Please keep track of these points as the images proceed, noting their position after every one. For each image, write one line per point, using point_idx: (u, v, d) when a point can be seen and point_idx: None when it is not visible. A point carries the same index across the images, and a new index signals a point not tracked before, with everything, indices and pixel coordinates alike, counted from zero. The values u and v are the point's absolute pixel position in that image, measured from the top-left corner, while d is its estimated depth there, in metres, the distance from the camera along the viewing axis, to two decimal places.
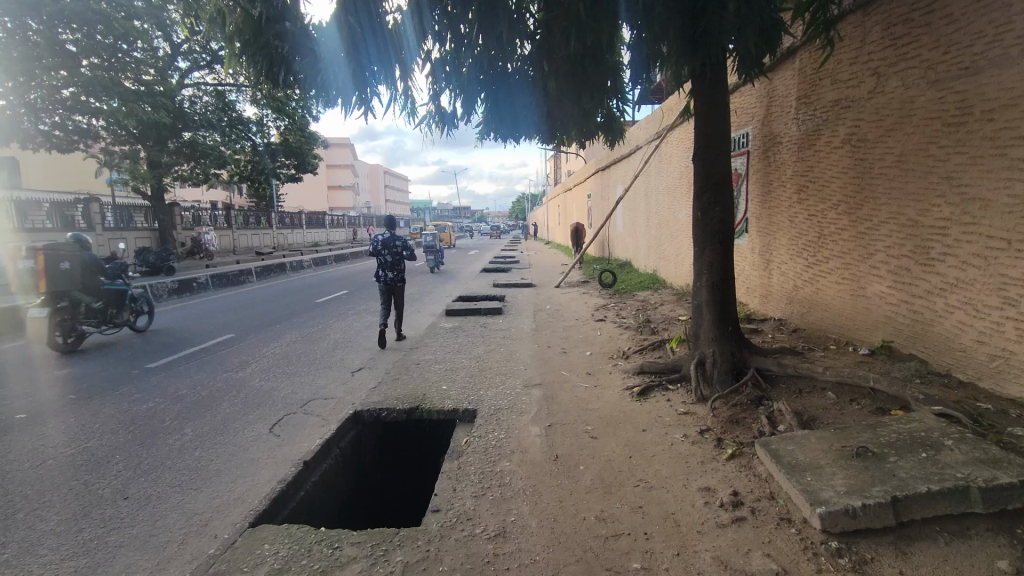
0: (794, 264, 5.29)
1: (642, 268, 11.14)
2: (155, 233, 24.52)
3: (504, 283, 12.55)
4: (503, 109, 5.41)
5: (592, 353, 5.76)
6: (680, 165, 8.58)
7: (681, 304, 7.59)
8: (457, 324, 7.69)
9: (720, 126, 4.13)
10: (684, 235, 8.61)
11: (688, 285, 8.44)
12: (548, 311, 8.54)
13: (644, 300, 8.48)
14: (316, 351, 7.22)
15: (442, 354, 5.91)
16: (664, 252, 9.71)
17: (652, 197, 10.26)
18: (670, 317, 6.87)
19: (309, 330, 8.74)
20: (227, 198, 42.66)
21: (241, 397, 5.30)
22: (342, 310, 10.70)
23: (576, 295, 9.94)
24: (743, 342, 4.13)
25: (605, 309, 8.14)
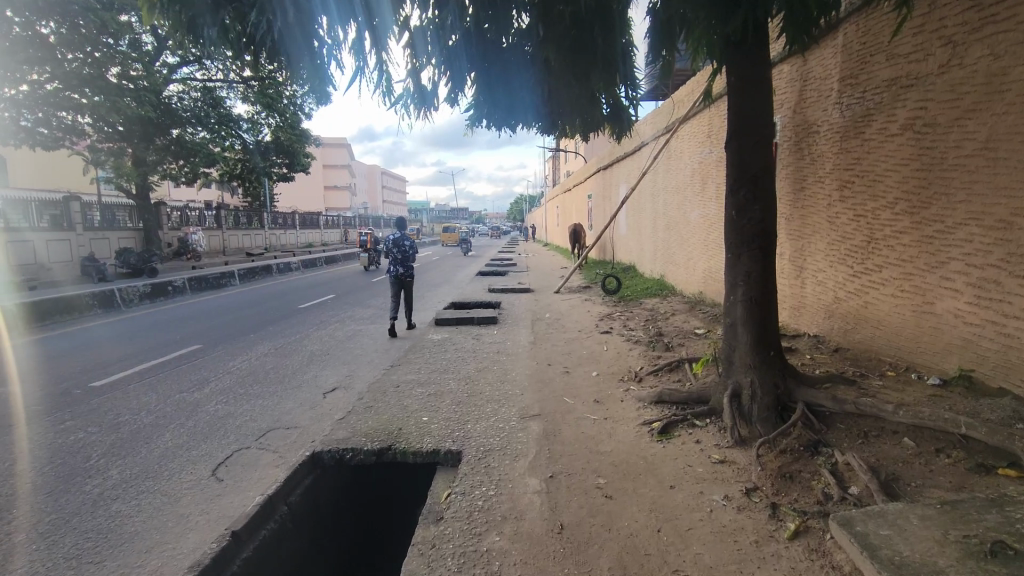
0: (835, 273, 4.54)
1: (648, 272, 10.42)
2: (141, 233, 23.69)
3: (500, 288, 11.79)
4: (496, 91, 4.65)
5: (598, 373, 5.02)
6: (693, 161, 7.86)
7: (695, 315, 6.86)
8: (447, 336, 6.93)
9: (760, 106, 3.38)
10: (697, 238, 7.88)
11: (701, 292, 7.71)
12: (546, 321, 7.79)
13: (652, 309, 7.74)
14: (288, 367, 6.44)
15: (428, 374, 5.15)
16: (673, 257, 8.98)
17: (660, 197, 9.53)
18: (684, 330, 6.13)
19: (286, 341, 7.94)
20: (219, 197, 41.72)
21: (190, 425, 4.54)
22: (324, 318, 9.91)
23: (577, 303, 9.20)
24: (787, 369, 3.39)
25: (611, 320, 7.39)
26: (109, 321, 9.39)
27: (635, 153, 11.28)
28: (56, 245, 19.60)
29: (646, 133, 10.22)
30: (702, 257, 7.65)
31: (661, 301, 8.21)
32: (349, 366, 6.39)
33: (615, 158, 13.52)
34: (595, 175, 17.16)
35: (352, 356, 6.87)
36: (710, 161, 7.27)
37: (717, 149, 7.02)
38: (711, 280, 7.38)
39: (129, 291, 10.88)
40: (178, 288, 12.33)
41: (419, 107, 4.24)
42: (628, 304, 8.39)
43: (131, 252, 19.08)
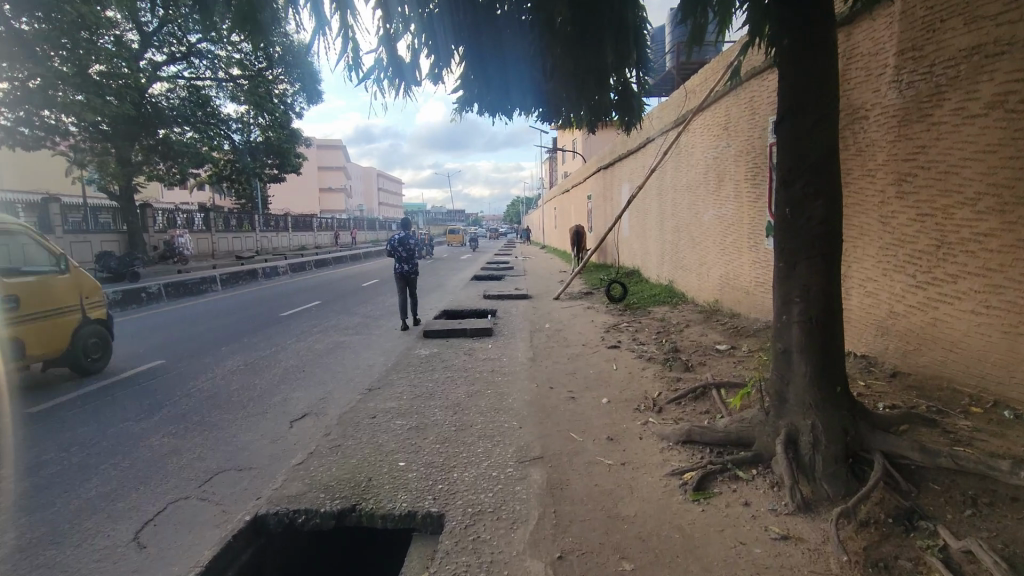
0: (890, 283, 3.84)
1: (654, 277, 9.71)
2: (124, 236, 22.88)
3: (496, 294, 11.07)
4: (487, 65, 3.91)
5: (610, 400, 4.29)
6: (707, 156, 7.16)
7: (713, 328, 6.14)
8: (436, 351, 6.20)
9: (823, 76, 2.65)
10: (711, 240, 7.17)
11: (717, 300, 7.00)
12: (546, 333, 7.07)
13: (663, 319, 7.02)
14: (256, 388, 5.69)
15: (411, 401, 4.41)
16: (683, 261, 8.26)
17: (669, 196, 8.82)
18: (704, 346, 5.41)
19: (260, 354, 7.19)
20: (210, 199, 40.87)
21: (124, 467, 3.80)
22: (305, 327, 9.16)
23: (579, 311, 8.48)
24: (855, 409, 2.68)
25: (618, 332, 6.67)
26: None
27: (641, 149, 10.57)
28: None
29: (654, 128, 9.52)
30: (718, 261, 6.94)
31: (671, 310, 7.49)
32: (324, 387, 5.65)
33: (618, 157, 12.82)
34: (596, 174, 16.47)
35: (331, 374, 6.13)
36: (727, 155, 6.55)
37: (735, 142, 6.33)
38: (728, 288, 6.68)
39: None
40: (152, 295, 11.54)
41: (395, 84, 3.52)
42: (635, 313, 7.67)
43: (112, 256, 18.30)
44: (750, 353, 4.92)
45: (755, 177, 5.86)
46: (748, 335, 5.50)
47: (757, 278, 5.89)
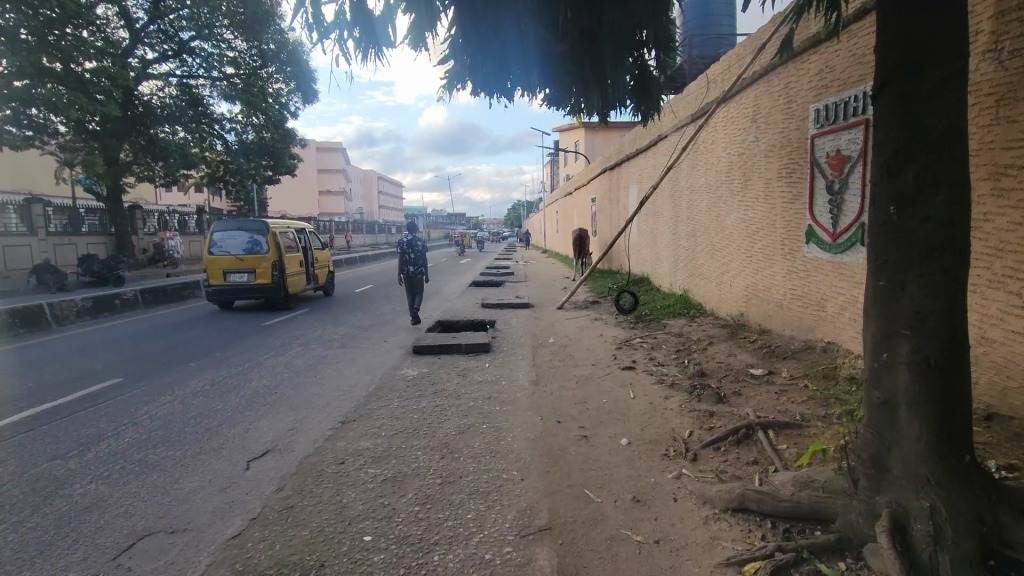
0: (980, 303, 3.10)
1: (666, 286, 8.98)
2: (112, 239, 22.18)
3: (495, 302, 10.33)
4: (482, 30, 3.18)
5: (630, 440, 3.56)
6: (731, 152, 6.44)
7: (740, 347, 5.41)
8: (427, 372, 5.46)
9: (950, 21, 1.90)
10: (735, 246, 6.44)
11: (741, 314, 6.27)
12: (551, 349, 6.35)
13: (681, 334, 6.29)
14: (217, 415, 4.94)
15: (391, 440, 3.67)
16: (701, 269, 7.54)
17: (684, 197, 8.10)
18: (733, 371, 4.68)
19: (232, 371, 6.46)
20: (206, 201, 40.15)
21: (29, 528, 3.05)
22: (287, 338, 8.43)
23: (586, 323, 7.74)
24: (991, 486, 1.93)
25: (631, 349, 5.94)
26: (29, 343, 7.87)
27: (652, 147, 9.85)
28: (16, 251, 18.11)
29: (668, 125, 8.80)
30: (743, 270, 6.22)
31: (689, 324, 6.76)
32: (296, 414, 4.91)
33: (626, 157, 12.11)
34: (601, 176, 15.74)
35: (306, 397, 5.40)
36: (756, 149, 5.82)
37: (766, 135, 5.60)
38: (755, 300, 5.96)
39: (64, 307, 9.31)
40: (128, 302, 10.77)
41: (361, 43, 2.79)
42: (648, 327, 6.93)
43: (96, 259, 17.64)
44: (791, 382, 4.17)
45: (791, 175, 5.13)
46: (784, 358, 4.76)
47: (793, 291, 5.14)
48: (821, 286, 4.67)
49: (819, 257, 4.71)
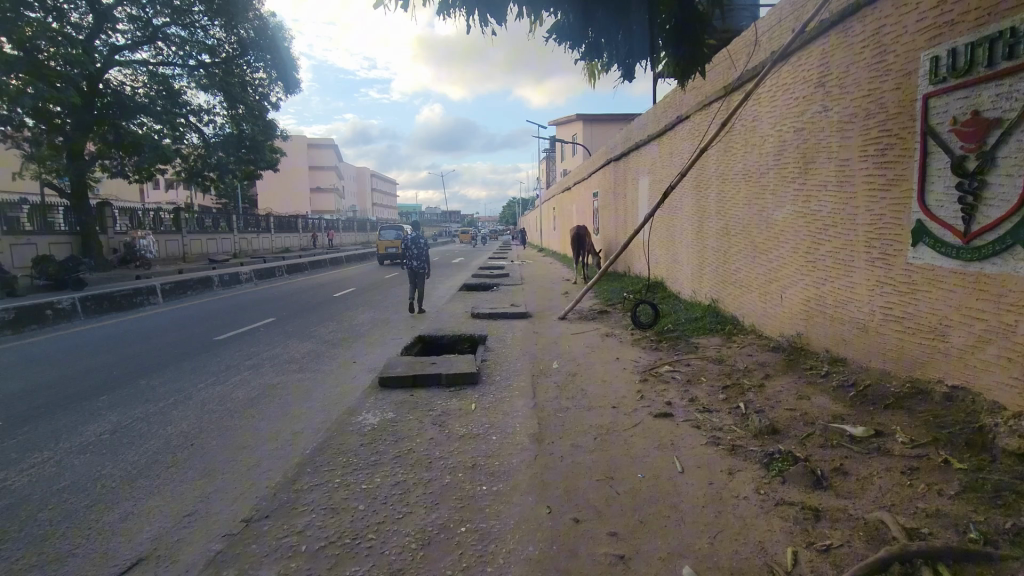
0: None
1: (688, 294, 7.68)
2: (77, 238, 20.73)
3: (488, 310, 8.99)
4: None
5: (699, 568, 2.20)
6: (784, 128, 5.12)
7: (809, 384, 4.08)
8: (393, 418, 4.09)
9: None
10: (787, 248, 5.12)
11: (797, 332, 4.97)
12: (556, 381, 4.99)
13: (721, 361, 4.97)
14: (95, 487, 3.55)
15: (311, 570, 2.32)
16: (736, 276, 6.21)
17: (713, 188, 6.77)
18: (818, 426, 3.33)
19: (149, 409, 5.07)
20: (189, 199, 38.59)
21: None
22: (237, 358, 7.03)
23: (596, 342, 6.41)
24: None
25: (661, 383, 4.59)
26: None
27: (670, 132, 8.52)
28: None
29: (691, 104, 7.48)
30: (800, 279, 4.89)
31: (728, 346, 5.41)
32: (205, 486, 3.52)
33: (635, 145, 10.79)
34: (604, 168, 14.43)
35: (229, 455, 4.01)
36: (824, 122, 4.48)
37: (841, 101, 4.25)
38: (817, 317, 4.65)
39: None
40: (62, 312, 9.32)
41: None
42: (676, 349, 5.59)
43: (52, 260, 16.20)
44: (917, 453, 2.82)
45: (885, 151, 3.79)
46: (883, 408, 3.42)
47: (887, 310, 3.81)
48: (941, 306, 3.33)
49: (936, 265, 3.37)
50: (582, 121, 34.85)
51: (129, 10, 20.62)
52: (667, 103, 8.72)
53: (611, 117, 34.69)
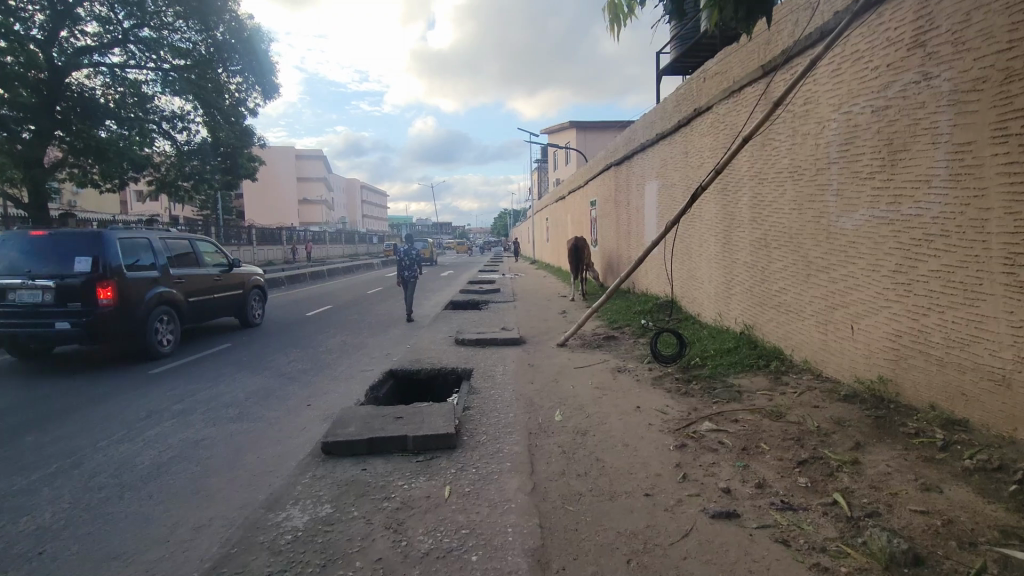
0: None
1: (712, 319, 6.50)
2: None
3: (475, 335, 7.77)
4: None
5: None
6: (855, 109, 3.95)
7: (926, 459, 2.87)
8: (327, 518, 2.81)
9: None
10: (860, 266, 3.93)
11: (876, 379, 3.77)
12: (562, 444, 3.73)
13: (779, 416, 3.75)
14: None
15: None
16: (780, 299, 5.00)
17: (746, 190, 5.58)
18: (989, 555, 2.10)
19: (13, 485, 3.76)
20: (169, 211, 37.17)
21: None
22: (164, 401, 5.72)
23: (608, 381, 5.19)
24: None
25: (707, 452, 3.35)
26: None
27: (686, 128, 7.37)
28: None
29: (715, 92, 6.35)
30: (883, 306, 3.70)
31: (780, 392, 4.19)
32: None
33: (640, 145, 9.63)
34: (603, 174, 13.30)
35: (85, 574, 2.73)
36: (926, 95, 3.33)
37: (957, 63, 3.09)
38: (913, 359, 3.45)
39: None
40: None
41: None
42: (713, 396, 4.36)
43: None
44: None
45: None
46: None
47: None
48: None
49: None
50: (576, 129, 33.88)
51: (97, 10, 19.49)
52: (680, 95, 7.57)
53: (605, 124, 33.74)
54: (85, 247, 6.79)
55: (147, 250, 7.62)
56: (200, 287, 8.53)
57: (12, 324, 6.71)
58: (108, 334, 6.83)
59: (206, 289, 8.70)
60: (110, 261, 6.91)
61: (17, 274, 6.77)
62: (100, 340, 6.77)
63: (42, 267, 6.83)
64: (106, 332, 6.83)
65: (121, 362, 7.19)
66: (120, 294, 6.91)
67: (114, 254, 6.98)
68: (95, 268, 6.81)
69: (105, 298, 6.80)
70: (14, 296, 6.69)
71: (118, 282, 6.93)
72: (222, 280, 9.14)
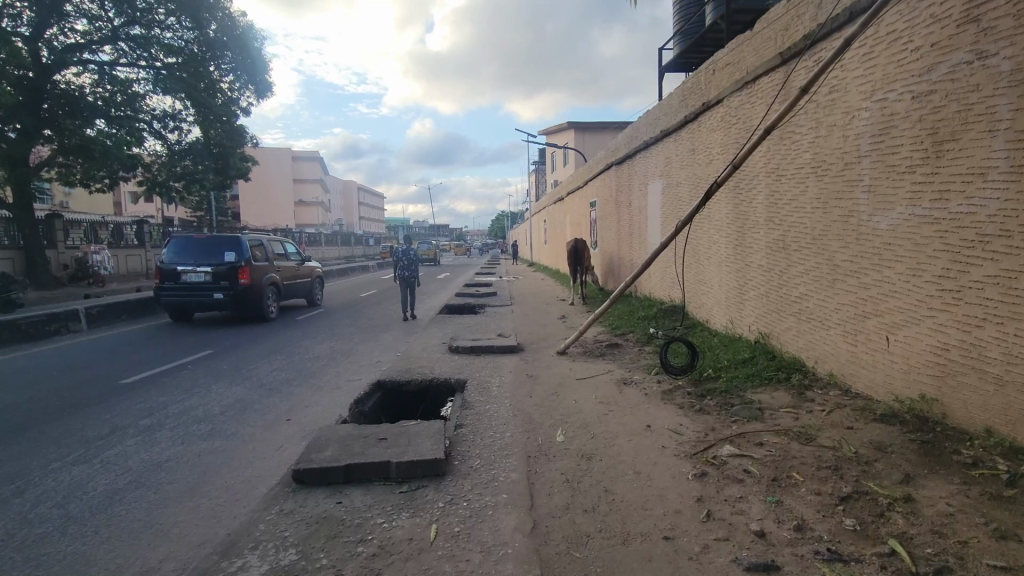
0: None
1: (722, 325, 6.11)
2: (21, 253, 18.96)
3: (470, 342, 7.35)
4: None
5: None
6: (891, 95, 3.55)
7: (994, 495, 2.45)
8: (289, 569, 2.39)
9: None
10: (897, 270, 3.53)
11: (916, 397, 3.36)
12: (565, 471, 3.30)
13: (809, 438, 3.34)
14: None
15: None
16: (800, 305, 4.59)
17: (761, 188, 5.17)
18: None
19: None
20: (161, 212, 36.65)
21: None
22: (130, 416, 5.28)
23: (613, 395, 4.78)
24: None
25: (732, 483, 2.93)
26: None
27: (692, 124, 6.96)
28: None
29: (725, 84, 5.95)
30: (926, 314, 3.29)
31: (807, 411, 3.77)
32: None
33: (642, 144, 9.23)
34: (602, 174, 12.90)
35: None
36: (980, 76, 2.93)
37: (1019, 38, 2.70)
38: (963, 375, 3.04)
39: None
40: None
41: None
42: (731, 413, 3.94)
43: None
44: None
45: None
46: None
47: None
48: None
49: None
50: (574, 129, 33.54)
51: (86, 7, 19.06)
52: (686, 88, 7.16)
53: (603, 125, 33.40)
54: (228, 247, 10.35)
55: (261, 248, 11.22)
56: (301, 277, 12.89)
57: (182, 294, 10.27)
58: (245, 300, 10.56)
59: (293, 275, 12.49)
60: (244, 255, 10.50)
61: (184, 264, 10.33)
62: (238, 305, 10.30)
63: (200, 259, 10.49)
64: (242, 299, 10.48)
65: (246, 321, 10.91)
66: (251, 276, 10.53)
67: (245, 250, 10.62)
68: (236, 258, 10.42)
69: (244, 278, 10.48)
70: (183, 276, 10.20)
71: (248, 268, 10.49)
72: (302, 270, 13.01)
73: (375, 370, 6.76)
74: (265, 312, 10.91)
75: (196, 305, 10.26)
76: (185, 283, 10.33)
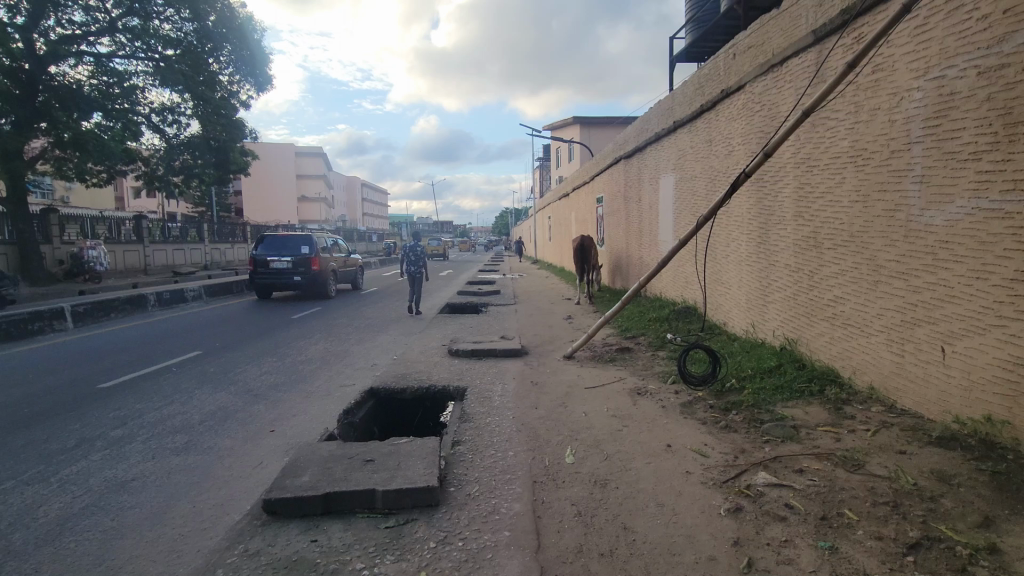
0: None
1: (742, 329, 5.67)
2: (15, 249, 18.60)
3: (471, 345, 6.94)
4: None
5: None
6: (950, 72, 3.10)
7: None
8: None
9: None
10: (956, 272, 3.08)
11: (980, 419, 2.92)
12: (577, 502, 2.88)
13: (857, 465, 2.91)
14: None
15: None
16: (835, 309, 4.14)
17: (790, 179, 4.71)
18: None
19: None
20: (163, 208, 36.34)
21: None
22: (102, 426, 4.89)
23: (627, 407, 4.36)
24: None
25: (774, 522, 2.51)
26: None
27: (709, 113, 6.52)
28: None
29: (747, 69, 5.50)
30: (993, 323, 2.85)
31: (849, 432, 3.33)
32: None
33: (653, 136, 8.78)
34: (610, 168, 12.45)
35: None
36: None
37: None
38: None
39: None
40: None
41: None
42: (762, 432, 3.51)
43: None
44: None
45: None
46: None
47: None
48: None
49: None
50: (579, 123, 33.03)
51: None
52: (703, 76, 6.72)
53: (609, 119, 32.88)
54: (302, 242, 14.35)
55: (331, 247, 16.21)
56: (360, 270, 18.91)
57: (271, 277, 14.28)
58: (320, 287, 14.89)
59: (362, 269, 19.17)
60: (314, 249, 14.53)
61: (274, 255, 14.42)
62: (312, 285, 14.36)
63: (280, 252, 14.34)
64: (313, 281, 14.57)
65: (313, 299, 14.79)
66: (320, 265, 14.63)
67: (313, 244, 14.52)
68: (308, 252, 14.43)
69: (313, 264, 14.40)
70: (272, 264, 14.16)
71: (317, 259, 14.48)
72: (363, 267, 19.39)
73: (369, 375, 6.35)
74: (325, 290, 14.83)
75: (285, 286, 14.52)
76: (272, 270, 14.28)
